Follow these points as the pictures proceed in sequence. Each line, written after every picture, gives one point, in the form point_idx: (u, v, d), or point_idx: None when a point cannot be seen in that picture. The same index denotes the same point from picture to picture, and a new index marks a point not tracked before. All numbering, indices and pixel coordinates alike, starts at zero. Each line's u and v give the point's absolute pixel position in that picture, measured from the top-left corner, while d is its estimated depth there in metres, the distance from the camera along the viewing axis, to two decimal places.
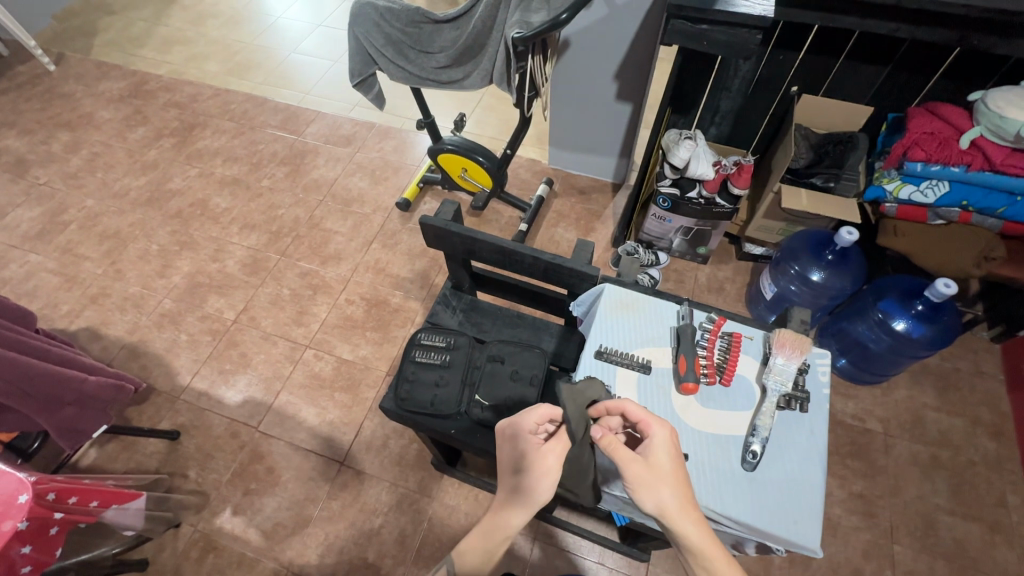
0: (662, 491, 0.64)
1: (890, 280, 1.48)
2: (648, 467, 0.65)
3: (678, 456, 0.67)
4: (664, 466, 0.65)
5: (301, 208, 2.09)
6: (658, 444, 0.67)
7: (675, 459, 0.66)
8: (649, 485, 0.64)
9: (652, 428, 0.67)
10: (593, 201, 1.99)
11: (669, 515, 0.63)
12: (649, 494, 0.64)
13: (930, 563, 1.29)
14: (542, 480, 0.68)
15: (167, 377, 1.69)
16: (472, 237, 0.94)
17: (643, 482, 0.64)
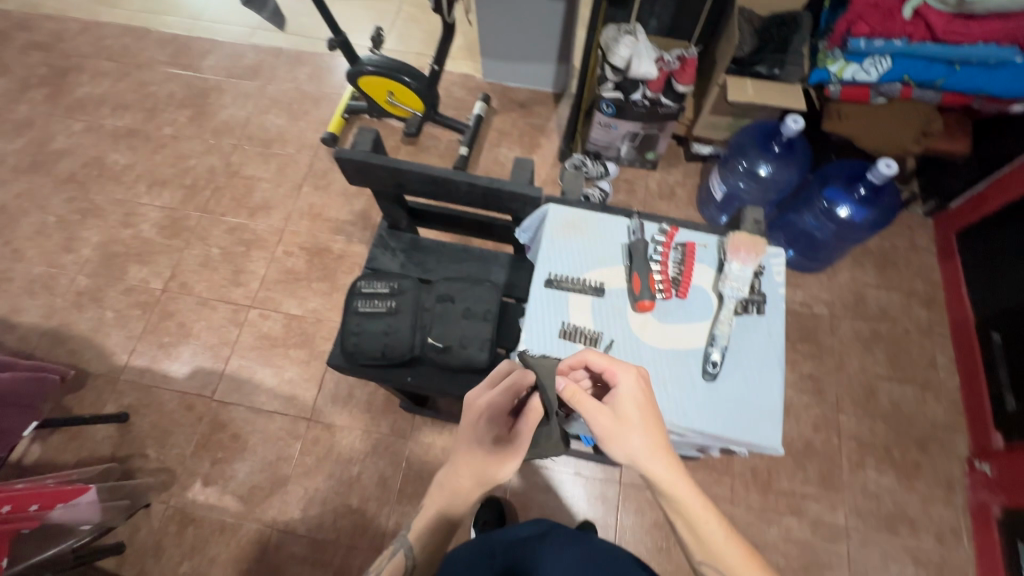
0: (631, 440, 0.64)
1: (834, 167, 1.47)
2: (616, 417, 0.65)
3: (647, 403, 0.67)
4: (632, 415, 0.65)
5: (214, 156, 1.87)
6: (623, 394, 0.67)
7: (645, 408, 0.66)
8: (618, 436, 0.64)
9: (620, 377, 0.67)
10: (535, 115, 1.86)
11: (640, 462, 0.65)
12: (618, 444, 0.65)
13: (871, 426, 1.42)
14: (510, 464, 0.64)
15: (101, 358, 1.56)
16: (398, 168, 0.85)
17: (612, 432, 0.65)
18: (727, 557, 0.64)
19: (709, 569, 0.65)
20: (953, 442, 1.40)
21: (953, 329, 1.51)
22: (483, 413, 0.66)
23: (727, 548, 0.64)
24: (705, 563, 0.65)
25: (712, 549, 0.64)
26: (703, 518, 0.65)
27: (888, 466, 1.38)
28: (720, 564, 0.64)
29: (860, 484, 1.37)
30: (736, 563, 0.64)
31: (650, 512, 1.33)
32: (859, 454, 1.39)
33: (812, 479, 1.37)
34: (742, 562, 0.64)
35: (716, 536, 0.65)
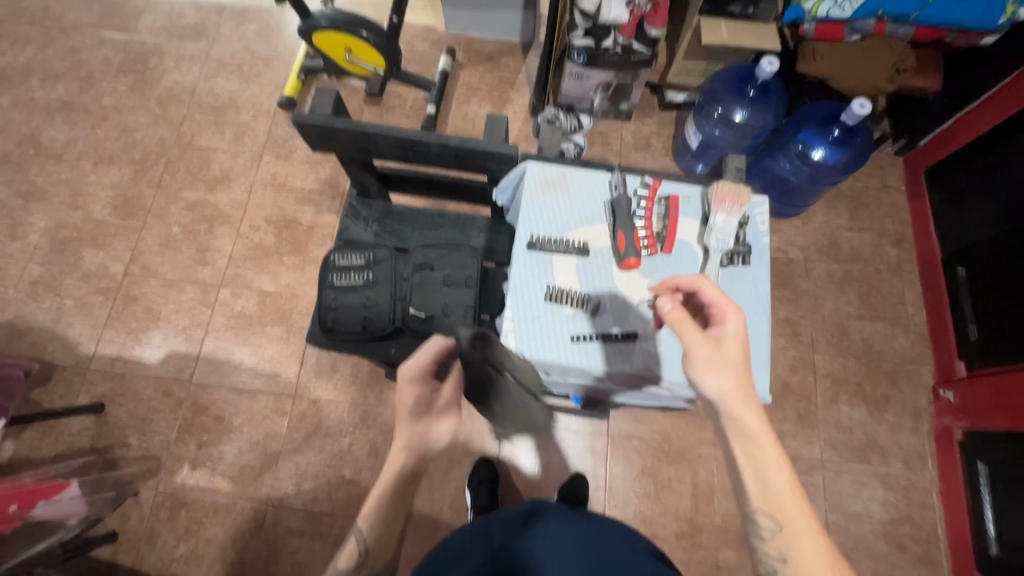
0: (728, 375, 0.64)
1: (809, 109, 1.45)
2: (717, 350, 0.66)
3: (744, 347, 0.67)
4: (733, 351, 0.66)
5: (163, 127, 1.74)
6: (728, 331, 0.67)
7: (743, 350, 0.67)
8: (719, 367, 0.65)
9: (728, 315, 0.68)
10: (503, 67, 1.77)
11: (728, 400, 0.64)
12: (714, 374, 0.64)
13: (844, 363, 1.48)
14: (444, 426, 0.65)
15: (66, 350, 1.50)
16: (364, 131, 0.80)
17: (715, 361, 0.65)
18: (786, 508, 0.61)
19: (764, 519, 0.61)
20: (920, 373, 1.47)
21: (920, 265, 1.56)
22: (410, 381, 0.64)
23: (786, 497, 0.62)
24: (761, 512, 0.62)
25: (773, 497, 0.62)
26: (769, 463, 0.63)
27: (860, 400, 1.45)
28: (779, 513, 0.61)
29: (834, 419, 1.43)
30: (795, 514, 0.61)
31: (638, 460, 1.37)
32: (833, 391, 1.45)
33: (789, 418, 1.43)
34: (801, 515, 0.61)
35: (779, 486, 0.62)
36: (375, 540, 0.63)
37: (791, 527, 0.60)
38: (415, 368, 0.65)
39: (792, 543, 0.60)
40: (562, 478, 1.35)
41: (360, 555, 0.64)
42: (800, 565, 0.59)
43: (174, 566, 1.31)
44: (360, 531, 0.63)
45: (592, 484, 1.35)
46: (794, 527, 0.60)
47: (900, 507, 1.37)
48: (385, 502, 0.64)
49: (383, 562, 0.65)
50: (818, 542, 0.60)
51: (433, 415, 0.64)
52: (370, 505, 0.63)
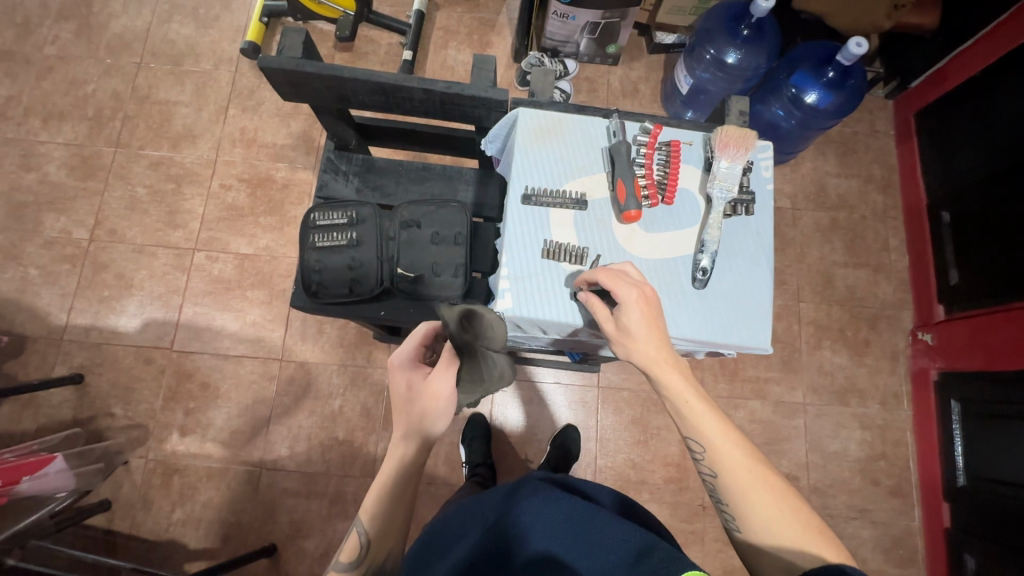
0: (634, 345, 0.65)
1: (804, 50, 1.40)
2: (618, 329, 0.67)
3: (648, 315, 0.65)
4: (632, 326, 0.65)
5: (115, 79, 1.61)
6: (625, 307, 0.66)
7: (646, 314, 0.65)
8: (627, 338, 0.66)
9: (619, 290, 0.66)
10: (483, 7, 1.66)
11: (643, 362, 0.66)
12: (622, 347, 0.67)
13: (828, 310, 1.50)
14: (434, 408, 0.64)
15: (36, 321, 1.43)
16: (338, 76, 0.73)
17: (619, 339, 0.67)
18: (707, 432, 0.64)
19: (694, 445, 0.65)
20: (899, 317, 1.51)
21: (906, 211, 1.56)
22: (399, 369, 0.67)
23: (708, 422, 0.64)
24: (691, 439, 0.65)
25: (695, 425, 0.64)
26: (684, 400, 0.65)
27: (842, 345, 1.48)
28: (703, 439, 0.64)
29: (816, 364, 1.47)
30: (714, 435, 0.63)
31: (628, 411, 1.40)
32: (817, 337, 1.48)
33: (774, 364, 1.46)
34: (720, 434, 0.63)
35: (700, 414, 0.64)
36: (376, 530, 0.64)
37: (714, 449, 0.63)
38: (404, 356, 0.68)
39: (718, 460, 0.62)
40: (553, 430, 1.38)
41: (361, 547, 0.63)
42: (728, 479, 0.62)
43: (171, 530, 1.32)
44: (360, 520, 0.64)
45: (583, 435, 1.38)
46: (717, 446, 0.63)
47: (875, 445, 1.44)
48: (388, 489, 0.65)
49: (389, 550, 0.65)
50: (742, 454, 0.62)
51: (422, 399, 0.65)
52: (373, 493, 0.65)
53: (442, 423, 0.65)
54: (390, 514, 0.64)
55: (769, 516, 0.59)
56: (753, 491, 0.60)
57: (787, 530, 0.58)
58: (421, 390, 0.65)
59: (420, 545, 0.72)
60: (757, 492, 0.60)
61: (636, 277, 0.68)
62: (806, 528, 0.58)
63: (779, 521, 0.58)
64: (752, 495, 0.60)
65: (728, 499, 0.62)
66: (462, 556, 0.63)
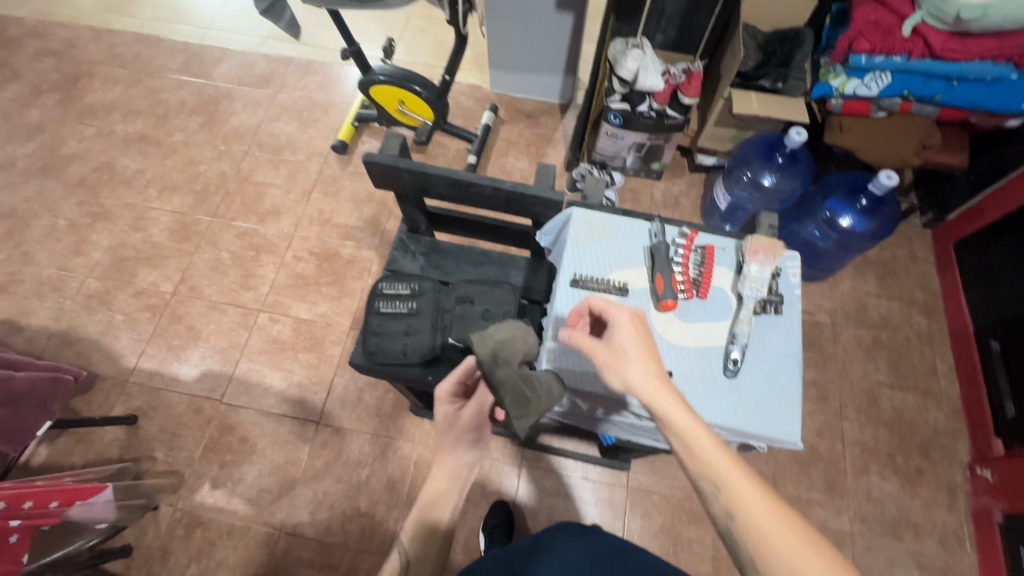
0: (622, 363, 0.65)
1: (836, 178, 1.50)
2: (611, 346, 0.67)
3: (640, 334, 0.68)
4: (625, 344, 0.67)
5: (225, 162, 1.89)
6: (617, 327, 0.69)
7: (636, 334, 0.68)
8: (616, 360, 0.66)
9: (614, 312, 0.70)
10: (542, 125, 1.90)
11: (633, 385, 0.64)
12: (617, 371, 0.65)
13: (874, 432, 1.44)
14: (466, 441, 0.75)
15: (110, 362, 1.57)
16: (423, 171, 0.88)
17: (612, 362, 0.66)
18: (719, 468, 0.58)
19: (706, 485, 0.58)
20: (954, 448, 1.42)
21: (952, 337, 1.54)
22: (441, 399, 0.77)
23: (702, 440, 0.60)
24: (701, 479, 0.58)
25: (687, 445, 0.60)
26: (692, 432, 0.60)
27: (891, 472, 1.40)
28: (701, 465, 0.59)
29: (864, 489, 1.38)
30: (726, 470, 0.58)
31: (657, 517, 1.34)
32: (863, 461, 1.41)
33: (816, 485, 1.39)
34: (733, 471, 0.57)
35: (707, 449, 0.59)
36: (416, 552, 0.67)
37: (720, 477, 0.57)
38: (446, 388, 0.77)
39: (733, 498, 0.56)
40: None
41: (399, 568, 0.67)
42: (748, 519, 0.55)
43: None
44: (401, 541, 0.68)
45: None
46: (731, 483, 0.57)
47: None
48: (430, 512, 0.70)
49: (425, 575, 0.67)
50: (762, 498, 0.56)
51: (457, 432, 0.74)
52: (415, 516, 0.70)
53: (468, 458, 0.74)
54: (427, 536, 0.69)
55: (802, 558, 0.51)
56: (755, 513, 0.55)
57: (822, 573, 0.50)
58: (453, 423, 0.75)
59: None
60: (784, 532, 0.53)
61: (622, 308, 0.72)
62: (814, 553, 0.52)
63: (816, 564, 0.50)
64: (776, 536, 0.53)
65: (756, 547, 0.54)
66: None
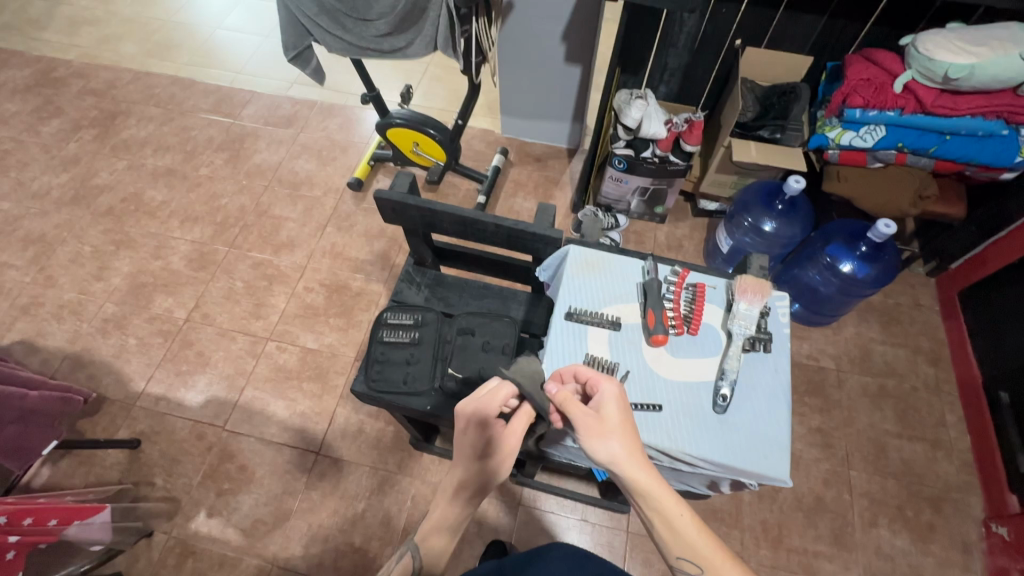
0: (609, 441, 0.65)
1: (835, 225, 1.53)
2: (599, 419, 0.67)
3: (626, 408, 0.69)
4: (613, 417, 0.67)
5: (245, 196, 1.98)
6: (606, 398, 0.69)
7: (624, 409, 0.68)
8: (599, 434, 0.66)
9: (602, 382, 0.70)
10: (550, 168, 1.97)
11: (620, 464, 0.65)
12: (604, 447, 0.65)
13: (882, 483, 1.41)
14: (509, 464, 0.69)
15: (119, 385, 1.60)
16: (430, 208, 0.92)
17: (599, 433, 0.66)
18: (704, 554, 0.62)
19: (688, 566, 0.62)
20: (967, 503, 1.38)
21: (960, 387, 1.52)
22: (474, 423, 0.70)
23: (689, 529, 0.63)
24: (683, 560, 0.62)
25: (675, 534, 0.63)
26: (678, 516, 0.63)
27: (901, 526, 1.36)
28: (690, 553, 0.62)
29: (873, 543, 1.34)
30: (710, 553, 0.62)
31: (657, 565, 1.30)
32: (871, 513, 1.37)
33: (823, 537, 1.34)
34: (718, 557, 0.62)
35: (690, 531, 0.63)
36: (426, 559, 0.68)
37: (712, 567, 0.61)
38: (485, 412, 0.70)
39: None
40: None
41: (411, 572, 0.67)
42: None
43: None
44: (413, 546, 0.68)
45: None
46: (714, 565, 0.62)
47: None
48: (446, 521, 0.70)
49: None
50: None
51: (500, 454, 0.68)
52: (432, 520, 0.70)
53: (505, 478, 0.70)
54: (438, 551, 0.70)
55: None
56: None
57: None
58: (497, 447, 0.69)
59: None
60: None
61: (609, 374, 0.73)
62: None
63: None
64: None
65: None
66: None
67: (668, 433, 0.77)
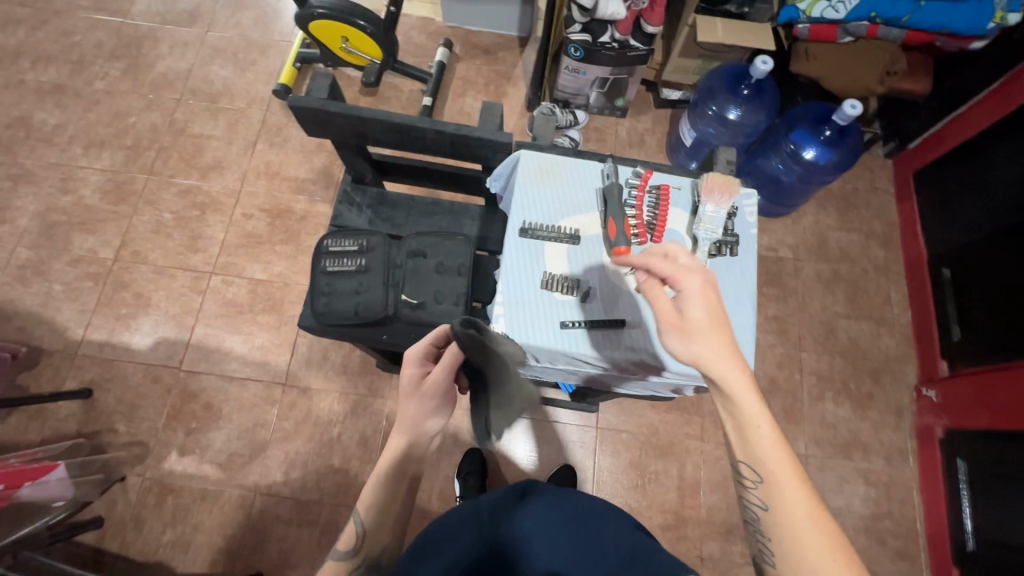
0: (693, 339, 0.60)
1: (801, 109, 1.47)
2: (680, 318, 0.60)
3: (715, 306, 0.61)
4: (696, 317, 0.60)
5: (156, 113, 1.73)
6: (689, 295, 0.61)
7: (710, 307, 0.60)
8: (678, 334, 0.61)
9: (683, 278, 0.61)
10: (500, 61, 1.78)
11: (706, 366, 0.59)
12: (680, 343, 0.60)
13: (830, 361, 1.50)
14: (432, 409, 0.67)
15: (54, 335, 1.48)
16: (357, 115, 0.81)
17: (678, 332, 0.61)
18: (770, 463, 0.57)
19: (748, 471, 0.58)
20: (903, 372, 1.50)
21: (907, 266, 1.58)
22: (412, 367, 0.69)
23: (765, 442, 0.57)
24: (744, 465, 0.58)
25: (749, 445, 0.58)
26: (754, 424, 0.58)
27: (844, 398, 1.47)
28: (756, 465, 0.57)
29: (819, 415, 1.46)
30: (776, 466, 0.56)
31: (626, 453, 1.39)
32: (819, 389, 1.48)
33: (775, 414, 1.45)
34: (784, 472, 0.56)
35: (763, 441, 0.57)
36: (372, 521, 0.65)
37: (769, 480, 0.56)
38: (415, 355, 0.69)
39: (770, 493, 0.56)
40: (551, 469, 1.37)
41: (357, 537, 0.65)
42: (781, 513, 0.56)
43: (160, 552, 1.31)
44: (357, 512, 0.65)
45: (579, 476, 1.36)
46: (776, 479, 0.56)
47: (881, 503, 1.39)
48: (387, 484, 0.66)
49: (382, 542, 0.66)
50: (802, 496, 0.56)
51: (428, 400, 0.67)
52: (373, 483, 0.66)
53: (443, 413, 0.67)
54: (385, 505, 0.66)
55: (822, 565, 0.52)
56: (801, 528, 0.54)
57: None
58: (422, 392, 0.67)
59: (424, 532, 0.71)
60: (809, 535, 0.54)
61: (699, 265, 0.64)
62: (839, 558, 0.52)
63: None
64: (803, 540, 0.54)
65: (778, 538, 0.56)
66: (460, 558, 0.64)
67: (633, 346, 0.77)
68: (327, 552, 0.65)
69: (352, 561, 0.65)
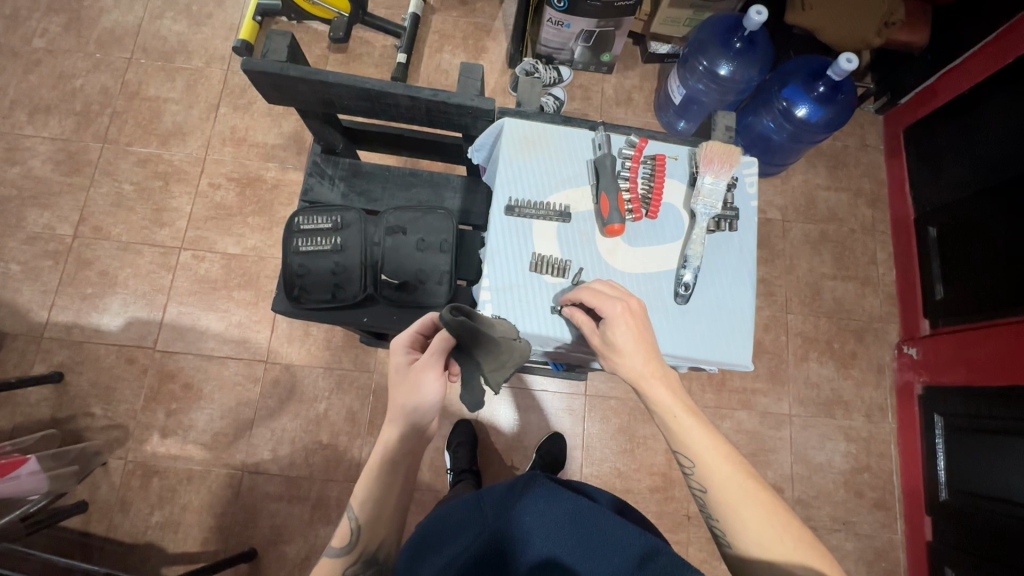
0: (619, 355, 0.67)
1: (794, 64, 1.41)
2: (603, 340, 0.68)
3: (634, 327, 0.67)
4: (618, 339, 0.66)
5: (105, 74, 1.59)
6: (610, 321, 0.67)
7: (632, 327, 0.67)
8: (609, 354, 0.68)
9: (603, 307, 0.67)
10: (478, 12, 1.66)
11: (636, 378, 0.67)
12: (610, 359, 0.69)
13: (816, 322, 1.51)
14: (414, 395, 0.65)
15: (17, 318, 1.41)
16: (321, 80, 0.74)
17: (608, 353, 0.68)
18: (701, 452, 0.65)
19: (684, 460, 0.66)
20: (885, 331, 1.52)
21: (894, 225, 1.57)
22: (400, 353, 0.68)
23: (696, 435, 0.66)
24: (681, 455, 0.67)
25: (682, 439, 0.66)
26: (681, 422, 0.66)
27: (829, 357, 1.49)
28: (692, 455, 0.66)
29: (803, 375, 1.48)
30: (707, 454, 0.65)
31: (615, 419, 1.40)
32: (803, 350, 1.49)
33: (761, 375, 1.47)
34: (714, 458, 0.65)
35: (693, 433, 0.66)
36: (366, 517, 0.65)
37: (702, 466, 0.65)
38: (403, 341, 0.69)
39: (707, 475, 0.64)
40: (541, 437, 1.38)
41: (351, 533, 0.64)
42: (717, 494, 0.64)
43: (149, 533, 1.30)
44: (350, 508, 0.65)
45: (569, 443, 1.38)
46: (707, 463, 0.65)
47: (860, 458, 1.44)
48: (378, 478, 0.65)
49: (379, 538, 0.66)
50: (735, 474, 0.64)
51: (409, 386, 0.65)
52: (364, 480, 0.66)
53: (431, 408, 0.65)
54: (377, 500, 0.65)
55: (756, 529, 0.61)
56: (741, 505, 0.62)
57: (777, 545, 0.60)
58: (407, 379, 0.66)
59: (426, 525, 0.72)
60: (747, 505, 0.62)
61: (622, 291, 0.69)
62: (765, 522, 0.61)
63: (768, 536, 0.60)
64: (741, 511, 0.62)
65: (719, 514, 0.64)
66: (458, 556, 0.63)
67: None
68: (323, 549, 0.65)
69: (349, 559, 0.65)
